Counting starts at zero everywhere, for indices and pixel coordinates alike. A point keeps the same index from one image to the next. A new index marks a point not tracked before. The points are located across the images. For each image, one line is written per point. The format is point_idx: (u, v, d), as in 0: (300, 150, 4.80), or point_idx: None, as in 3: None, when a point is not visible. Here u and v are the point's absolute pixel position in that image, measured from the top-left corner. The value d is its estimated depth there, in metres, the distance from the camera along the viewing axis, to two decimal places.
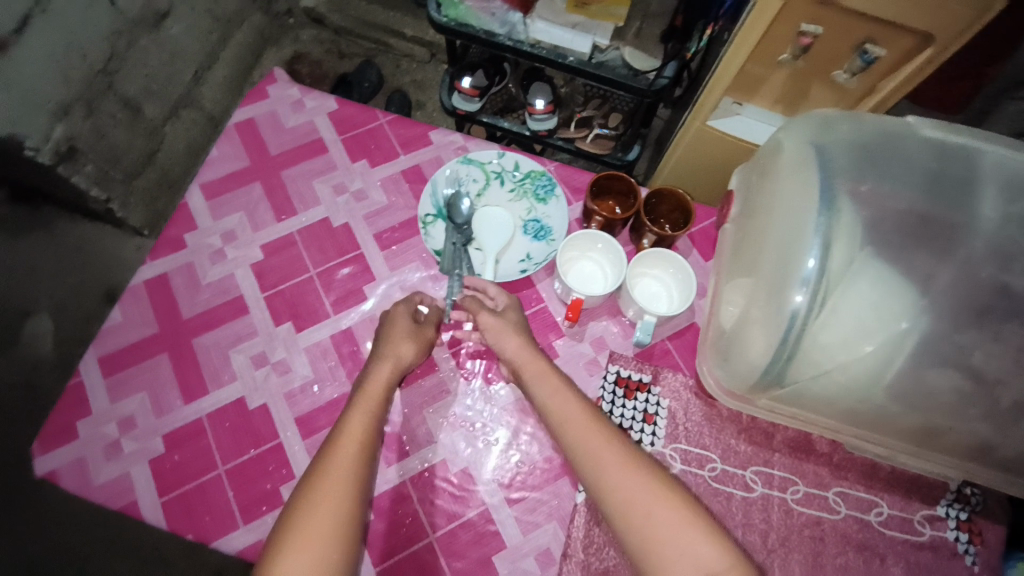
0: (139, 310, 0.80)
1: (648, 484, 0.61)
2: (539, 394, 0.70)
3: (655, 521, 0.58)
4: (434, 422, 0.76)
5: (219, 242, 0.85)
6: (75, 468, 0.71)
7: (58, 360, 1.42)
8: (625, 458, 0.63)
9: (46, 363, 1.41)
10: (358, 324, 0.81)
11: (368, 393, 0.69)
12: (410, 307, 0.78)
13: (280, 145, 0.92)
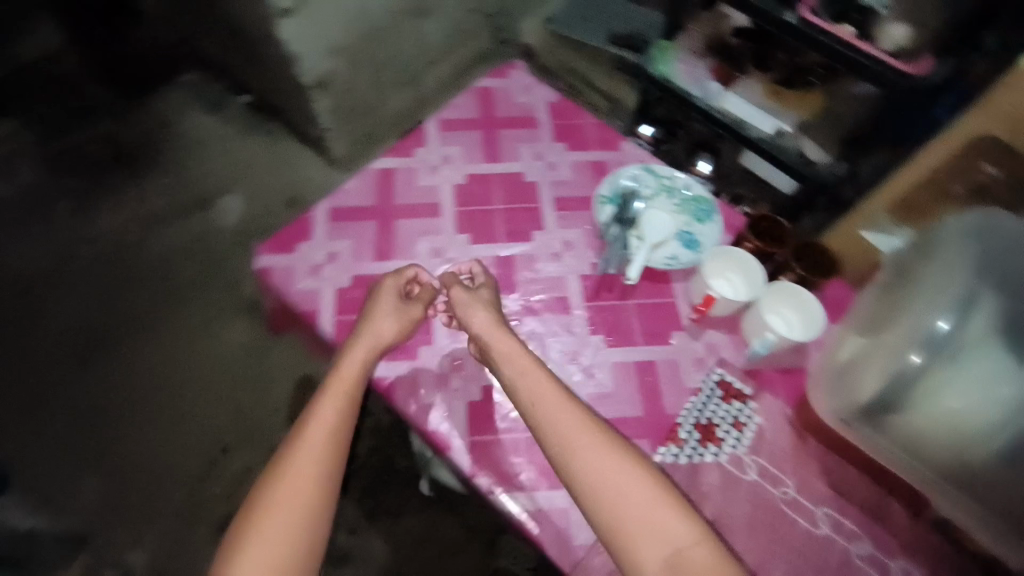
0: (367, 186, 1.02)
1: (625, 467, 0.70)
2: (508, 370, 0.78)
3: (638, 504, 0.68)
4: (549, 351, 0.89)
5: (437, 161, 1.07)
6: (286, 273, 0.94)
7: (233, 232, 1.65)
8: (598, 442, 0.71)
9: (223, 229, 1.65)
10: (516, 257, 0.98)
11: (342, 378, 0.80)
12: (399, 282, 0.89)
13: (505, 111, 1.14)
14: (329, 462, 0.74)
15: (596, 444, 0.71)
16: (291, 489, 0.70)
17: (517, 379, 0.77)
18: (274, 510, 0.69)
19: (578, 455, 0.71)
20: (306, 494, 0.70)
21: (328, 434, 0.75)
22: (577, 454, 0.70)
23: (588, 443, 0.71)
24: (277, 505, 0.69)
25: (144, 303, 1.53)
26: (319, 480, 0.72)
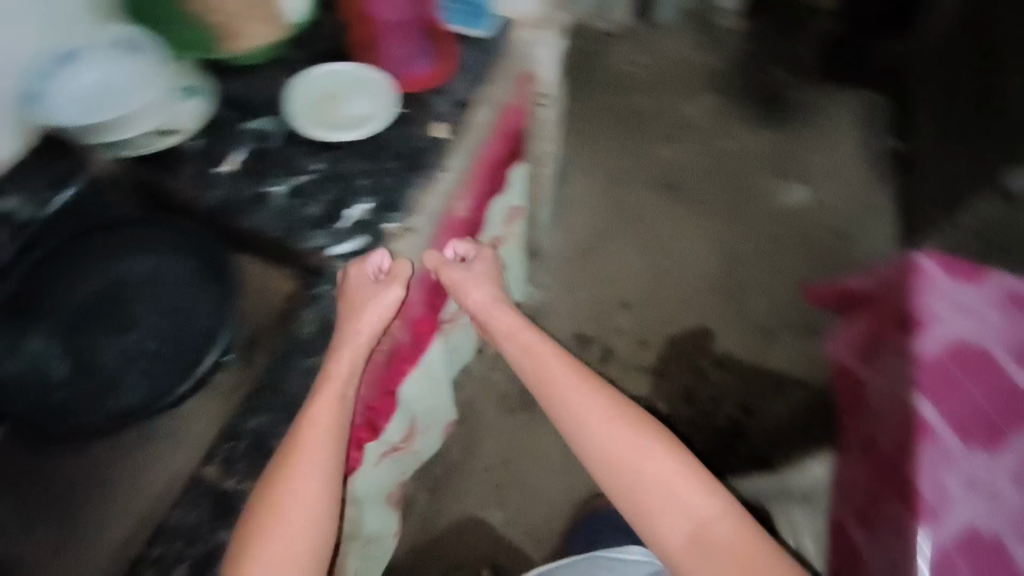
0: (931, 304, 1.22)
1: (665, 460, 1.08)
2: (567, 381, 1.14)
3: (673, 490, 1.06)
4: (973, 514, 1.06)
5: (962, 303, 1.22)
6: (922, 301, 1.22)
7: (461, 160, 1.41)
8: (653, 438, 1.10)
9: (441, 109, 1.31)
10: (988, 425, 1.13)
11: (324, 411, 0.96)
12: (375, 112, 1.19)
13: (979, 295, 1.23)
14: (344, 417, 0.97)
15: (624, 442, 1.09)
16: (338, 415, 0.97)
17: (542, 364, 1.18)
18: (319, 429, 0.95)
19: (617, 459, 1.09)
20: (334, 416, 0.96)
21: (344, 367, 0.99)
22: (616, 455, 1.09)
23: (613, 431, 1.10)
24: (314, 424, 0.95)
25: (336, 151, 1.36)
26: (344, 429, 0.97)
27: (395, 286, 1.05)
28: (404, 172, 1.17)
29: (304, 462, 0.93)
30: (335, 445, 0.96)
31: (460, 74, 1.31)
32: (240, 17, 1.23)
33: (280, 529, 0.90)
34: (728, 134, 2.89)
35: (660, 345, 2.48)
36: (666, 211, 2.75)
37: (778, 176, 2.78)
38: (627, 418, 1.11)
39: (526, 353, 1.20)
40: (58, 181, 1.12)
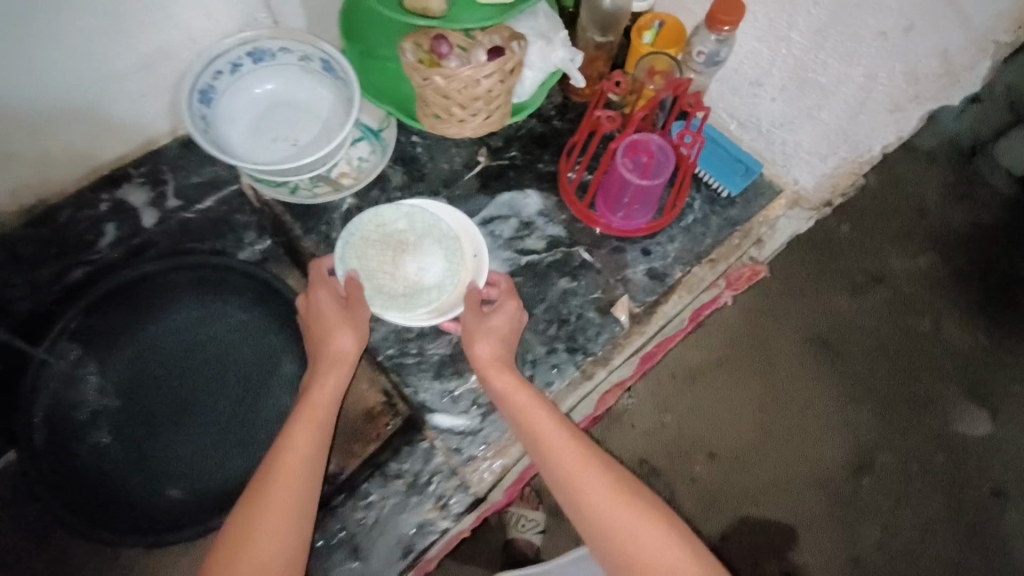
0: None
1: (629, 512, 0.73)
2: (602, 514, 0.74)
3: (646, 542, 0.71)
4: None
5: None
6: None
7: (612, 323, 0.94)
8: (615, 489, 0.74)
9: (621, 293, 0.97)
10: None
11: (310, 404, 0.78)
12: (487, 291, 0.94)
13: None
14: (315, 449, 0.75)
15: (619, 514, 0.73)
16: (292, 472, 0.73)
17: (541, 428, 0.78)
18: (282, 482, 0.72)
19: (601, 505, 0.73)
20: (287, 477, 0.73)
21: (314, 410, 0.77)
22: (597, 503, 0.73)
23: (592, 483, 0.74)
24: (274, 479, 0.72)
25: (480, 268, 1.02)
26: (310, 468, 0.74)
27: (509, 305, 0.85)
28: (553, 344, 0.93)
29: (266, 517, 0.70)
30: (294, 489, 0.72)
31: (676, 235, 1.01)
32: (460, 106, 0.87)
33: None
34: (923, 313, 1.50)
35: (731, 525, 1.35)
36: (799, 375, 1.46)
37: (961, 397, 1.45)
38: (604, 470, 0.76)
39: (519, 400, 0.80)
40: (191, 204, 0.98)
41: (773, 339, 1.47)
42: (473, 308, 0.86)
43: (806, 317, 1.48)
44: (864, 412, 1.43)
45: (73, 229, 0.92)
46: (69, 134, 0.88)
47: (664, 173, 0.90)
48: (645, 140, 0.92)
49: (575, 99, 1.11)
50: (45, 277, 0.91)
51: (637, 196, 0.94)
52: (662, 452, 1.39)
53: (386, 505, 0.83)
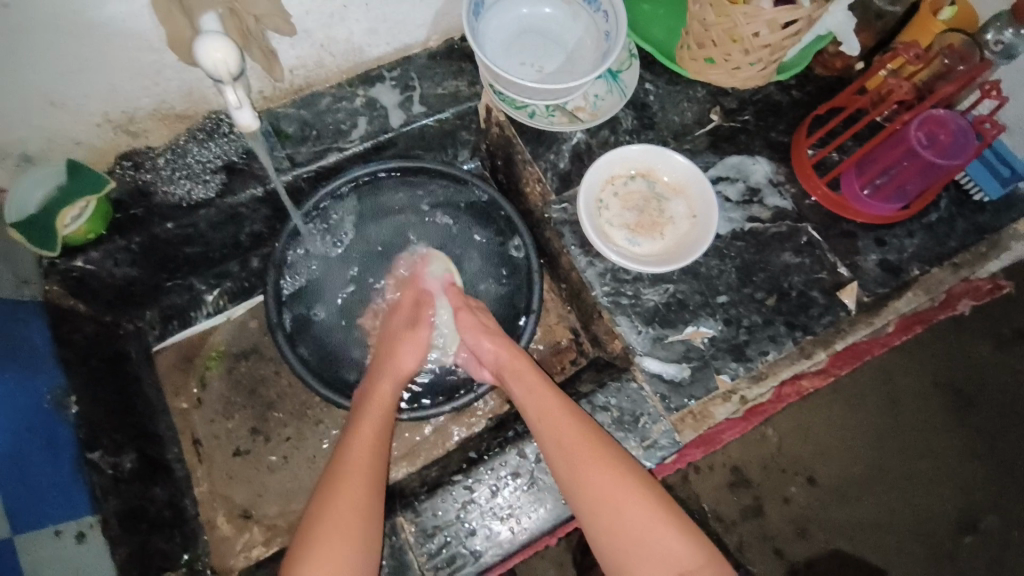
0: None
1: (640, 509, 0.70)
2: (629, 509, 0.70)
3: (653, 542, 0.69)
4: None
5: None
6: None
7: (838, 305, 0.90)
8: (629, 486, 0.71)
9: (846, 278, 0.92)
10: None
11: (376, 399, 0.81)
12: (654, 240, 0.93)
13: None
14: (378, 451, 0.75)
15: (637, 514, 0.70)
16: (365, 459, 0.73)
17: (551, 414, 0.77)
18: (355, 473, 0.71)
19: (618, 500, 0.70)
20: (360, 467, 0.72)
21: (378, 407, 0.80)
22: (609, 500, 0.71)
23: (609, 479, 0.71)
24: (348, 473, 0.71)
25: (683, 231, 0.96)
26: (380, 446, 0.76)
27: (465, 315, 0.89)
28: (772, 317, 0.89)
29: (343, 506, 0.68)
30: (369, 481, 0.71)
31: (916, 230, 0.94)
32: (743, 52, 0.85)
33: (330, 552, 0.65)
34: None
35: (819, 557, 1.23)
36: (918, 418, 1.28)
37: None
38: (615, 461, 0.73)
39: (534, 395, 0.80)
40: (434, 112, 1.01)
41: (896, 378, 1.30)
42: (478, 328, 0.88)
43: (934, 360, 1.30)
44: (982, 470, 1.26)
45: (330, 116, 0.97)
46: (350, 25, 0.90)
47: (959, 158, 0.85)
48: (946, 118, 0.87)
49: (820, 71, 1.03)
50: (304, 156, 0.96)
51: (902, 177, 0.91)
52: (758, 466, 1.26)
53: (497, 500, 0.79)
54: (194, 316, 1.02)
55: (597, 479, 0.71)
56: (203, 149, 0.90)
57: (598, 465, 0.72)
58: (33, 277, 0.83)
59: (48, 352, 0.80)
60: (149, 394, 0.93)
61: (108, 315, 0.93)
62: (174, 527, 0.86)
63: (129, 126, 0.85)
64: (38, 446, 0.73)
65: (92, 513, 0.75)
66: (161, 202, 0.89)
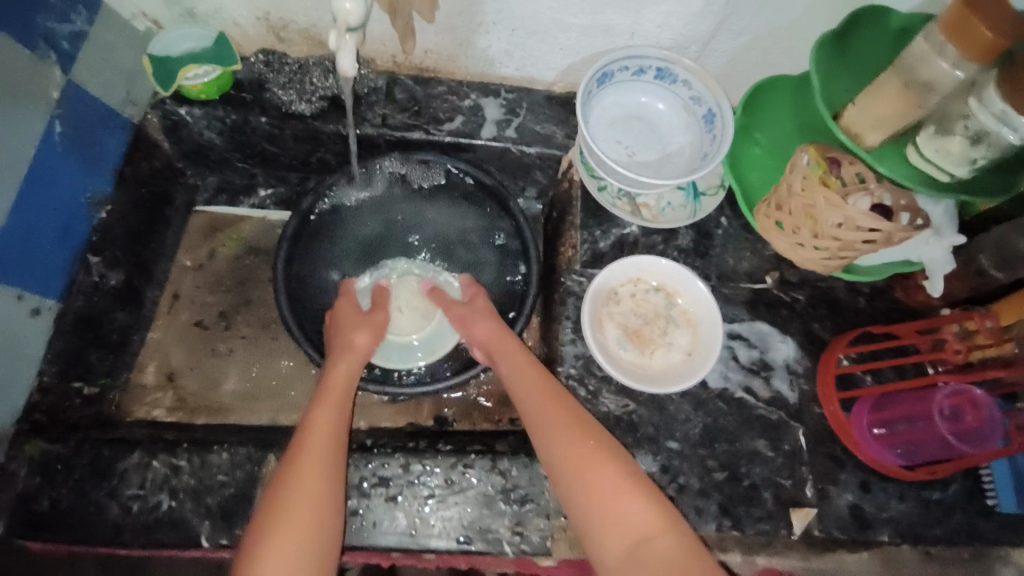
0: None
1: (611, 477, 0.70)
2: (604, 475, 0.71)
3: (624, 512, 0.68)
4: None
5: None
6: None
7: (781, 520, 0.83)
8: (604, 451, 0.73)
9: (806, 500, 0.84)
10: None
11: (334, 382, 0.81)
12: (643, 355, 0.91)
13: None
14: (337, 423, 0.76)
15: (610, 484, 0.70)
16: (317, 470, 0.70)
17: (527, 396, 0.79)
18: (313, 455, 0.71)
19: (587, 470, 0.71)
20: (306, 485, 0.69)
21: (331, 398, 0.79)
22: (583, 467, 0.71)
23: (581, 442, 0.73)
24: (303, 455, 0.71)
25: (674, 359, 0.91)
26: (338, 421, 0.76)
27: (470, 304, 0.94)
28: (709, 491, 0.83)
29: (297, 494, 0.68)
30: (329, 479, 0.70)
31: (909, 497, 0.85)
32: (812, 235, 0.82)
33: (288, 542, 0.64)
34: None
35: None
36: None
37: None
38: (588, 436, 0.74)
39: (518, 373, 0.82)
40: (521, 142, 1.06)
41: None
42: (487, 312, 0.92)
43: None
44: None
45: (436, 102, 1.05)
46: (491, 40, 0.98)
47: (981, 446, 0.76)
48: (982, 400, 0.77)
49: (900, 296, 0.96)
50: (396, 122, 1.04)
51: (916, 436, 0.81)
52: None
53: (360, 495, 0.80)
54: (241, 200, 1.14)
55: (568, 447, 0.73)
56: (323, 78, 1.00)
57: (570, 437, 0.74)
58: (141, 101, 0.96)
59: (113, 163, 0.93)
60: (167, 236, 1.05)
61: (181, 163, 1.07)
62: (115, 352, 0.95)
63: (280, 31, 0.98)
64: (53, 227, 0.84)
65: (56, 301, 0.85)
66: (267, 99, 1.00)
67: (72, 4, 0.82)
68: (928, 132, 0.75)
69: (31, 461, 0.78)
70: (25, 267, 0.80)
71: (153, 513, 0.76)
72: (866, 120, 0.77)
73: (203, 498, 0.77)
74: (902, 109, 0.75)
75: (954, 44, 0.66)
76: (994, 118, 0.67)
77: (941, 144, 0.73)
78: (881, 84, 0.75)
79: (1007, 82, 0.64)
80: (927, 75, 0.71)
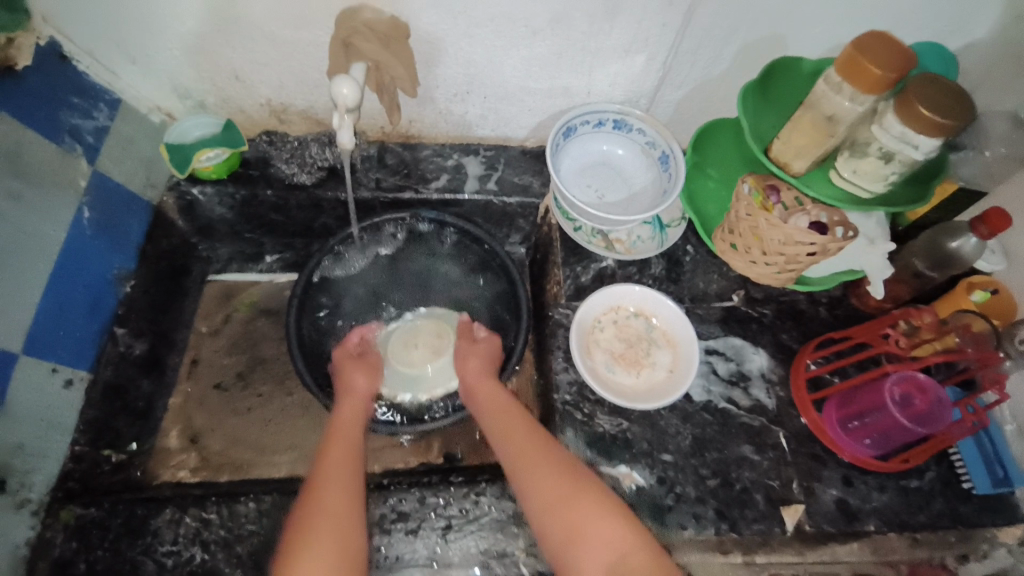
0: None
1: (579, 503, 0.75)
2: (573, 504, 0.75)
3: (594, 534, 0.73)
4: None
5: None
6: None
7: (776, 519, 0.89)
8: (572, 481, 0.78)
9: (796, 498, 0.90)
10: None
11: (347, 418, 0.91)
12: (629, 375, 0.99)
13: None
14: (355, 450, 0.85)
15: (579, 511, 0.75)
16: (345, 508, 0.76)
17: (503, 436, 0.86)
18: (337, 476, 0.79)
19: (556, 501, 0.76)
20: (336, 514, 0.74)
21: (348, 428, 0.88)
22: (554, 497, 0.76)
23: (550, 474, 0.78)
24: (326, 477, 0.79)
25: (657, 376, 0.99)
26: (357, 448, 0.85)
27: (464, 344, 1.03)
28: (705, 498, 0.90)
29: (326, 509, 0.75)
30: (352, 494, 0.78)
31: (889, 487, 0.91)
32: (761, 253, 0.91)
33: (319, 552, 0.70)
34: None
35: None
36: None
37: None
38: (557, 467, 0.80)
39: (494, 416, 0.90)
40: (501, 194, 1.18)
41: None
42: (475, 350, 1.01)
43: None
44: None
45: (423, 165, 1.17)
46: (468, 108, 1.11)
47: (931, 428, 0.83)
48: (928, 385, 0.85)
49: (855, 303, 1.05)
50: (388, 184, 1.15)
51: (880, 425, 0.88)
52: None
53: (378, 530, 0.85)
54: (250, 267, 1.25)
55: (537, 482, 0.78)
56: (321, 151, 1.12)
57: (538, 471, 0.79)
58: (157, 185, 1.07)
59: (134, 241, 1.02)
60: (185, 306, 1.14)
61: (194, 238, 1.17)
62: (140, 418, 1.01)
63: (280, 114, 1.10)
64: (83, 303, 0.92)
65: (87, 370, 0.92)
66: (270, 174, 1.11)
67: (94, 102, 0.93)
68: (846, 155, 0.86)
69: (65, 527, 0.82)
70: (54, 342, 0.86)
71: (186, 566, 0.80)
72: (791, 151, 0.88)
73: (233, 547, 0.82)
74: (818, 139, 0.85)
75: (850, 84, 0.76)
76: (898, 140, 0.78)
77: (857, 165, 0.85)
78: (797, 119, 0.85)
79: (903, 110, 0.75)
80: (831, 108, 0.81)
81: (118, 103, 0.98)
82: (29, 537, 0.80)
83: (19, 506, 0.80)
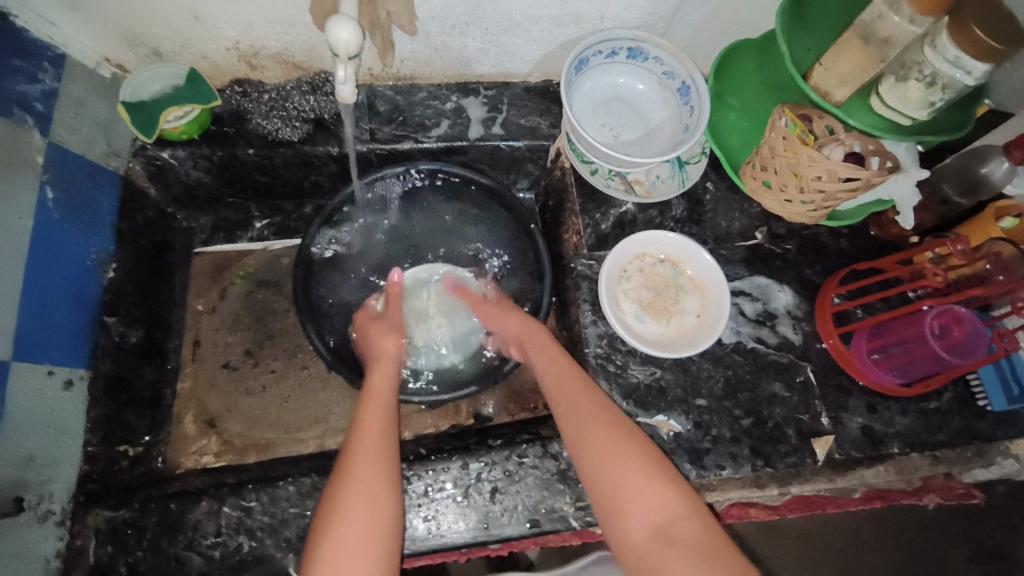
0: None
1: (630, 460, 0.73)
2: (619, 462, 0.73)
3: (642, 494, 0.70)
4: None
5: None
6: None
7: (808, 451, 0.92)
8: (624, 439, 0.75)
9: (824, 430, 0.93)
10: None
11: (377, 383, 0.85)
12: (658, 327, 0.97)
13: None
14: (386, 419, 0.79)
15: (626, 468, 0.72)
16: (377, 479, 0.71)
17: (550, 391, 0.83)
18: (367, 446, 0.75)
19: (604, 458, 0.73)
20: (370, 489, 0.70)
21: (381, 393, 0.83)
22: (600, 456, 0.74)
23: (600, 430, 0.76)
24: (357, 448, 0.74)
25: (686, 324, 0.98)
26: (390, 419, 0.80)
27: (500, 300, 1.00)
28: (740, 437, 0.92)
29: (358, 479, 0.71)
30: (382, 466, 0.73)
31: (910, 410, 0.95)
32: (799, 189, 0.88)
33: (350, 528, 0.66)
34: None
35: None
36: None
37: None
38: (609, 423, 0.77)
39: (542, 367, 0.87)
40: (509, 138, 1.08)
41: None
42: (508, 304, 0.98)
43: None
44: None
45: (419, 109, 1.06)
46: (467, 41, 0.99)
47: (969, 358, 0.85)
48: (966, 317, 0.86)
49: (876, 232, 1.05)
50: (384, 135, 1.05)
51: (909, 356, 0.90)
52: None
53: (426, 498, 0.84)
54: (238, 235, 1.14)
55: (587, 436, 0.76)
56: (305, 100, 0.99)
57: (589, 425, 0.77)
58: (122, 152, 0.94)
59: (109, 220, 0.91)
60: (174, 285, 1.04)
61: (171, 208, 1.05)
62: (148, 409, 0.95)
63: (252, 59, 0.95)
64: (67, 294, 0.82)
65: (84, 368, 0.84)
66: (250, 131, 0.99)
67: (38, 63, 0.79)
68: (890, 82, 0.82)
69: (97, 531, 0.78)
70: (45, 341, 0.78)
71: (236, 555, 0.78)
72: (834, 79, 0.84)
73: (281, 532, 0.79)
74: (864, 66, 0.82)
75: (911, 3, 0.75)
76: (949, 65, 0.74)
77: (903, 92, 0.81)
78: (844, 44, 0.81)
79: (956, 32, 0.72)
80: (886, 31, 0.78)
81: (62, 60, 0.83)
82: (59, 548, 0.76)
83: (43, 519, 0.75)
